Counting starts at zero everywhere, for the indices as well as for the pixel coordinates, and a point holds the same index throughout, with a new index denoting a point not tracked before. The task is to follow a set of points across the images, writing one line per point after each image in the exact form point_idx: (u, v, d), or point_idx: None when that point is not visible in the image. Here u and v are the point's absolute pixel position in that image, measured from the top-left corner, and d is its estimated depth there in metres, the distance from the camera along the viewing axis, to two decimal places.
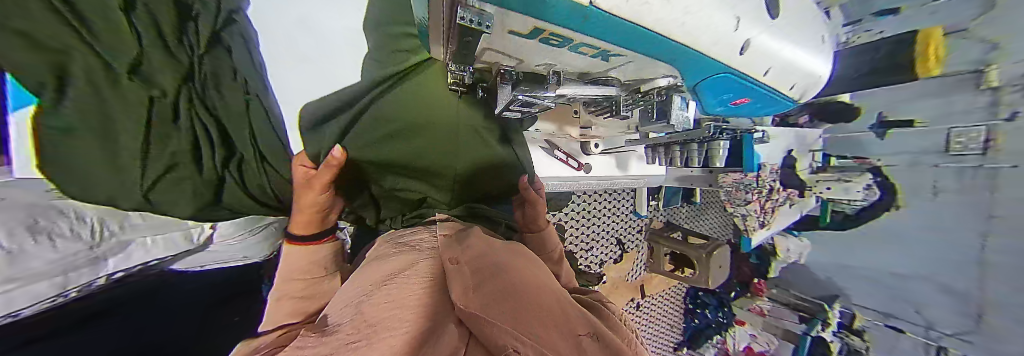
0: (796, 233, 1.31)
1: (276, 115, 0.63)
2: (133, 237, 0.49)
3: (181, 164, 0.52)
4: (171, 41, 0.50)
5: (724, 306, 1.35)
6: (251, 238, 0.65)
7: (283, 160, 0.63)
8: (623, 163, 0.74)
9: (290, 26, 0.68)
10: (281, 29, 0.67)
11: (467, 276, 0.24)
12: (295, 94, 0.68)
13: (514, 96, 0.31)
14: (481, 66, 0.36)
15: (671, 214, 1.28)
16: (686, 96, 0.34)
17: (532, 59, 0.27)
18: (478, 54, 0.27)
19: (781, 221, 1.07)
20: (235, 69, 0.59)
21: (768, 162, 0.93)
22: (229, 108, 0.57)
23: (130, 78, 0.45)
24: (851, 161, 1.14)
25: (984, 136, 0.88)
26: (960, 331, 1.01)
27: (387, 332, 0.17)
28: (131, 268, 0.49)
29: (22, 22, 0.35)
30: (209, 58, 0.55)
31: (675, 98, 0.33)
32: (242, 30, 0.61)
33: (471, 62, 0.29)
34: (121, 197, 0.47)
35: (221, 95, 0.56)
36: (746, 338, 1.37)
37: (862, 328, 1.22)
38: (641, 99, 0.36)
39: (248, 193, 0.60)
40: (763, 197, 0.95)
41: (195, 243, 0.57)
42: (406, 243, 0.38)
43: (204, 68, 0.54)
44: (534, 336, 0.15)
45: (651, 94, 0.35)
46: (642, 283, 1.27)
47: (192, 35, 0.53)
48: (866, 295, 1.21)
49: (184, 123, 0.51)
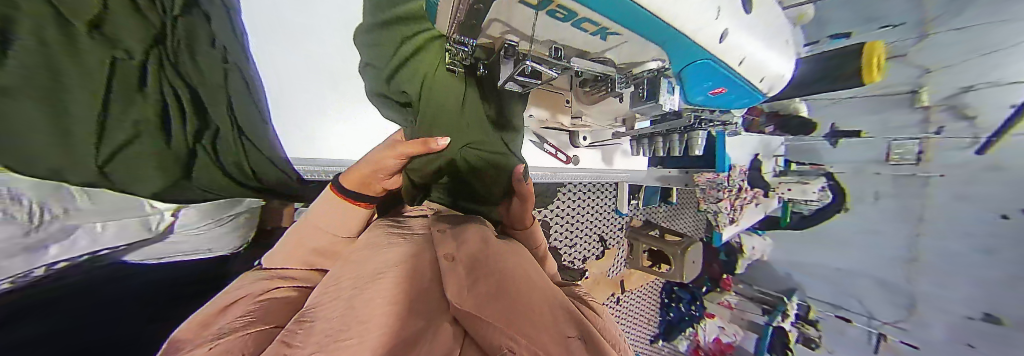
0: (762, 233, 1.45)
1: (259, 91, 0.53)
2: (78, 222, 0.35)
3: (145, 135, 0.39)
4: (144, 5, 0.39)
5: (696, 300, 1.44)
6: (220, 229, 0.51)
7: (263, 135, 0.53)
8: (609, 156, 0.77)
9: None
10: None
11: (461, 274, 0.23)
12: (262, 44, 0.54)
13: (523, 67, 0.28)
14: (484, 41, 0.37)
15: (650, 213, 1.36)
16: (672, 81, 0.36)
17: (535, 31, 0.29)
18: (483, 26, 0.30)
19: (747, 218, 1.15)
20: (213, 36, 0.48)
21: (738, 164, 1.01)
22: (208, 77, 0.47)
23: (90, 35, 0.33)
24: (807, 167, 1.25)
25: (918, 149, 1.02)
26: (897, 319, 1.14)
27: (378, 328, 0.16)
28: (76, 258, 0.37)
29: None
30: (185, 23, 0.44)
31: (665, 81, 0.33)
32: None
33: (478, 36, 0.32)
34: (70, 171, 0.33)
35: (193, 62, 0.45)
36: (716, 330, 1.45)
37: (816, 318, 1.35)
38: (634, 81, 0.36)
39: (221, 167, 0.48)
40: (734, 196, 1.03)
41: (153, 231, 0.43)
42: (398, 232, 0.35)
43: (178, 32, 0.43)
44: (528, 341, 0.16)
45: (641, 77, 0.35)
46: (622, 279, 1.33)
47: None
48: (818, 287, 1.34)
49: (152, 91, 0.39)
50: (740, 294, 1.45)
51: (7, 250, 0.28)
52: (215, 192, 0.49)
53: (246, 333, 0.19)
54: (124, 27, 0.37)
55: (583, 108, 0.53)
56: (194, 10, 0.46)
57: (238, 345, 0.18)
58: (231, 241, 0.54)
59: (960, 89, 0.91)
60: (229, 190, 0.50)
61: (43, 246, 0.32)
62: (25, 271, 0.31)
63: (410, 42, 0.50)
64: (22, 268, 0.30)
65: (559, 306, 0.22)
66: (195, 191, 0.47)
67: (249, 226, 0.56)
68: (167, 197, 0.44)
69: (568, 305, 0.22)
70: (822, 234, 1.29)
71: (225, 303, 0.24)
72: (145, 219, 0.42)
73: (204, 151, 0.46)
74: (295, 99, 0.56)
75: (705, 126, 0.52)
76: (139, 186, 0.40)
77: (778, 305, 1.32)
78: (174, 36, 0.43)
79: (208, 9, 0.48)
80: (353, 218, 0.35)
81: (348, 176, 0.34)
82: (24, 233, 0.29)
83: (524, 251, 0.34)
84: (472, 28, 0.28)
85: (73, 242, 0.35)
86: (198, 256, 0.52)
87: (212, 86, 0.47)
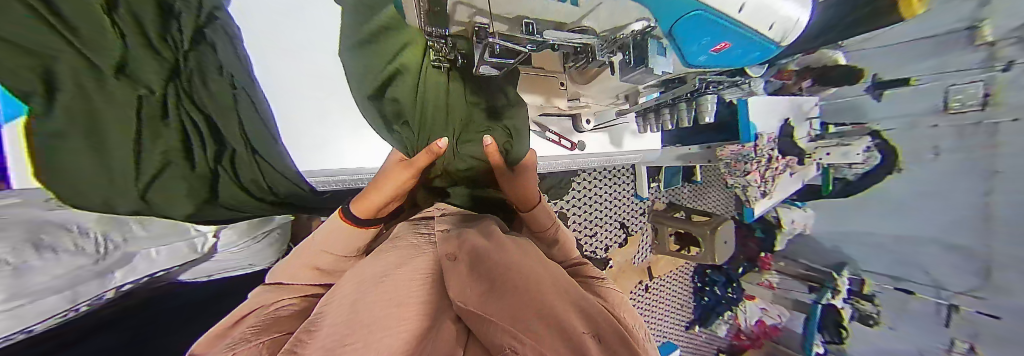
0: (801, 204, 1.30)
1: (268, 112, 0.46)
2: (136, 248, 0.41)
3: (174, 164, 0.37)
4: (156, 37, 0.34)
5: (732, 281, 1.35)
6: (257, 245, 0.60)
7: (278, 152, 0.47)
8: (617, 138, 0.74)
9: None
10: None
11: (464, 274, 0.23)
12: (280, 62, 0.49)
13: (489, 45, 0.31)
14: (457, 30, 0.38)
15: (673, 196, 1.30)
16: (663, 43, 0.33)
17: (503, 8, 0.29)
18: (450, 13, 0.32)
19: (783, 189, 1.07)
20: (222, 66, 0.42)
21: (765, 133, 0.92)
22: (218, 101, 0.41)
23: (116, 76, 0.30)
24: (849, 127, 1.11)
25: (981, 92, 0.88)
26: (971, 288, 0.98)
27: (382, 333, 0.16)
28: (139, 279, 0.43)
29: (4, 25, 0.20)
30: (195, 55, 0.39)
31: (650, 42, 0.31)
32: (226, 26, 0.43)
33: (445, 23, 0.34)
34: (119, 198, 0.32)
35: (207, 87, 0.40)
36: (758, 312, 1.37)
37: (872, 293, 1.20)
38: (614, 45, 0.35)
39: (242, 184, 0.46)
40: (762, 166, 0.96)
41: (201, 252, 0.51)
42: (400, 235, 0.36)
43: (187, 58, 0.38)
44: (533, 341, 0.16)
45: (623, 40, 0.34)
46: (649, 265, 1.28)
47: (176, 33, 0.37)
48: (872, 259, 1.19)
49: (172, 120, 0.36)
50: (781, 274, 1.31)
51: (80, 276, 0.33)
52: (238, 208, 0.47)
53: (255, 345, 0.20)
54: (140, 60, 0.32)
55: (579, 88, 0.51)
56: (200, 43, 0.40)
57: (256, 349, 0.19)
58: (269, 255, 0.65)
59: None
60: (247, 205, 0.48)
61: (110, 271, 0.38)
62: (98, 294, 0.37)
63: (401, 50, 0.54)
64: (98, 290, 0.36)
65: (570, 300, 0.21)
66: (223, 208, 0.45)
67: (281, 242, 0.67)
68: (202, 217, 0.44)
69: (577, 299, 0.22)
70: (877, 198, 1.14)
71: (234, 333, 0.24)
72: (191, 242, 0.49)
73: (224, 175, 0.43)
74: (300, 105, 0.51)
75: (715, 89, 0.49)
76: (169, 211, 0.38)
77: (828, 282, 1.18)
78: (186, 67, 0.38)
79: (213, 39, 0.41)
80: (354, 241, 0.34)
81: (360, 205, 0.34)
82: (92, 262, 0.35)
83: (533, 246, 0.33)
84: (441, 15, 0.32)
85: (136, 266, 0.41)
86: (238, 271, 0.63)
87: (227, 109, 0.42)
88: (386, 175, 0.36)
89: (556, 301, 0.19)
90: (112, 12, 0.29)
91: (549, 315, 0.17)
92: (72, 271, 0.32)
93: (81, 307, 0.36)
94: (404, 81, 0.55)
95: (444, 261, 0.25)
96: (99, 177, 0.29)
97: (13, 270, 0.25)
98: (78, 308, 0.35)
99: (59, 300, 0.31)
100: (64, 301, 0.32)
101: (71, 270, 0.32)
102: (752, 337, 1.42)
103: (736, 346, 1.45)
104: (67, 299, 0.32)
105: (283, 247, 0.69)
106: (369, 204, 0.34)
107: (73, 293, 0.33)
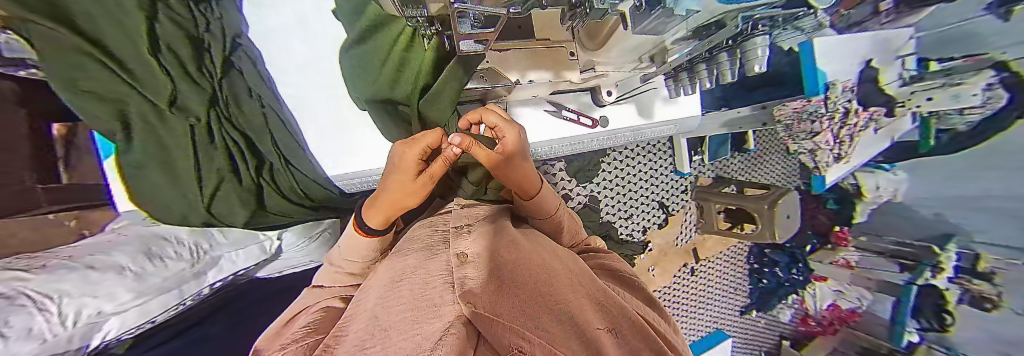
0: (889, 166, 1.01)
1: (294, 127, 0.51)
2: (221, 253, 0.54)
3: (225, 179, 0.48)
4: (197, 73, 0.44)
5: (798, 262, 1.17)
6: (311, 244, 0.68)
7: (306, 160, 0.53)
8: (647, 109, 0.66)
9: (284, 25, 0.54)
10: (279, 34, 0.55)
11: (475, 270, 0.19)
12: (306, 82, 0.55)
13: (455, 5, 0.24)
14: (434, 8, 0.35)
15: (719, 167, 1.16)
16: None
17: None
18: None
19: (862, 152, 0.91)
20: (249, 87, 0.49)
21: (839, 81, 0.76)
22: (252, 121, 0.49)
23: (171, 109, 0.42)
24: (959, 62, 0.79)
25: None
26: None
27: (399, 336, 0.12)
28: (226, 277, 0.55)
29: (88, 82, 0.36)
30: (229, 82, 0.47)
31: None
32: (249, 53, 0.51)
33: None
34: (193, 214, 0.48)
35: (242, 112, 0.48)
36: (830, 295, 1.16)
37: (990, 270, 0.85)
38: None
39: (286, 196, 0.56)
40: (836, 123, 0.82)
41: (268, 253, 0.61)
42: (415, 234, 0.36)
43: (224, 86, 0.47)
44: (546, 336, 0.13)
45: None
46: (694, 246, 1.18)
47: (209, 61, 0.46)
48: (992, 226, 0.84)
49: (218, 141, 0.47)
50: (861, 251, 1.07)
51: (184, 276, 0.47)
52: (285, 214, 0.57)
53: (304, 342, 0.22)
54: (188, 94, 0.43)
55: (592, 56, 0.44)
56: (231, 72, 0.48)
57: (303, 349, 0.20)
58: (324, 252, 0.74)
59: None
60: (294, 212, 0.58)
61: (205, 271, 0.51)
62: (197, 290, 0.51)
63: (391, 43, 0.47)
64: (196, 288, 0.50)
65: (583, 298, 0.21)
66: (271, 216, 0.56)
67: (331, 241, 0.73)
68: (259, 224, 0.55)
69: (591, 293, 0.23)
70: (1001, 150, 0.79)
71: (292, 327, 0.27)
72: (262, 245, 0.59)
73: (267, 186, 0.53)
74: (317, 120, 0.56)
75: (767, 26, 0.37)
76: (230, 219, 0.51)
77: (925, 258, 0.94)
78: (223, 95, 0.47)
79: (242, 67, 0.49)
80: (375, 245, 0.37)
81: (374, 218, 0.34)
82: (191, 265, 0.48)
83: (547, 241, 0.34)
84: None
85: (220, 267, 0.53)
86: (301, 267, 0.73)
87: (257, 128, 0.49)
88: (399, 156, 0.29)
89: (570, 295, 0.20)
90: (157, 56, 0.40)
91: (567, 314, 0.17)
92: (178, 272, 0.46)
93: (188, 302, 0.50)
94: (400, 82, 0.48)
95: (453, 259, 0.23)
96: (164, 187, 0.45)
97: (134, 275, 0.40)
98: (185, 302, 0.50)
99: (171, 297, 0.46)
100: (173, 298, 0.46)
101: (177, 272, 0.46)
102: (822, 323, 1.21)
103: (802, 332, 1.27)
104: (176, 296, 0.46)
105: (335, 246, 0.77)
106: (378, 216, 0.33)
107: (180, 291, 0.47)
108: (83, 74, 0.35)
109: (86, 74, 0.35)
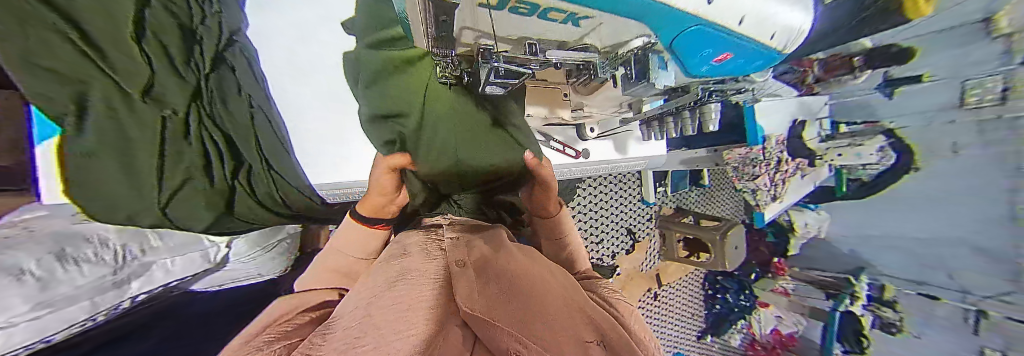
0: (813, 206, 1.20)
1: (281, 129, 0.57)
2: (155, 259, 0.47)
3: (194, 178, 0.48)
4: (181, 65, 0.48)
5: (745, 289, 1.29)
6: (264, 256, 0.63)
7: (287, 160, 0.56)
8: (622, 145, 0.73)
9: (290, 37, 0.62)
10: (281, 43, 0.61)
11: (472, 280, 0.24)
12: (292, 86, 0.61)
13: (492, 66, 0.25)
14: (464, 52, 0.32)
15: (680, 199, 1.28)
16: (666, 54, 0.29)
17: (504, 30, 0.22)
18: (455, 37, 0.23)
19: (794, 192, 1.07)
20: (238, 85, 0.55)
21: (774, 134, 0.92)
22: (237, 120, 0.53)
23: (143, 99, 0.44)
24: (861, 127, 1.00)
25: (1002, 86, 0.71)
26: (1000, 293, 0.83)
27: (390, 339, 0.15)
28: (155, 289, 0.48)
29: (50, 60, 0.36)
30: (214, 79, 0.52)
31: (652, 58, 0.28)
32: (242, 50, 0.57)
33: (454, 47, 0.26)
34: (141, 215, 0.45)
35: (228, 109, 0.53)
36: (772, 321, 1.29)
37: (892, 299, 1.07)
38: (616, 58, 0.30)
39: (259, 201, 0.56)
40: (772, 169, 0.97)
41: (212, 262, 0.55)
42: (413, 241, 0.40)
43: (210, 84, 0.51)
44: (539, 344, 0.15)
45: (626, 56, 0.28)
46: (658, 272, 1.26)
47: (198, 58, 0.51)
48: (887, 259, 1.06)
49: (194, 139, 0.49)
50: (795, 279, 1.23)
51: (103, 285, 0.40)
52: (250, 219, 0.56)
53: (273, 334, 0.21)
54: (169, 88, 0.46)
55: (583, 99, 0.50)
56: (221, 69, 0.53)
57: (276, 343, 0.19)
58: (276, 266, 0.67)
59: None
60: (262, 217, 0.57)
61: (127, 281, 0.44)
62: (115, 303, 0.42)
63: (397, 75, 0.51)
64: (116, 299, 0.42)
65: (576, 312, 0.22)
66: (242, 221, 0.56)
67: (289, 251, 0.69)
68: (221, 230, 0.54)
69: (581, 306, 0.24)
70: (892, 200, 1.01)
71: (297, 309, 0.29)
72: (206, 252, 0.54)
73: (241, 188, 0.54)
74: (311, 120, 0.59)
75: (717, 97, 0.49)
76: (192, 222, 0.49)
77: (845, 288, 1.11)
78: (209, 88, 0.51)
79: (231, 63, 0.55)
80: (369, 242, 0.42)
81: (364, 207, 0.43)
82: (113, 271, 0.42)
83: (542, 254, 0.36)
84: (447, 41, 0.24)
85: (151, 276, 0.47)
86: (246, 281, 0.65)
87: (241, 126, 0.53)
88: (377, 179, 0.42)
89: (560, 307, 0.22)
90: (142, 45, 0.44)
91: (558, 324, 0.19)
92: (97, 279, 0.39)
93: (100, 317, 0.41)
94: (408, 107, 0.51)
95: (451, 268, 0.27)
96: (117, 176, 0.42)
97: (40, 283, 0.33)
98: (98, 317, 0.40)
99: (79, 310, 0.37)
100: (82, 311, 0.37)
101: (97, 278, 0.39)
102: (767, 347, 1.31)
103: None
104: (86, 309, 0.38)
105: (291, 256, 0.71)
106: (368, 204, 0.43)
107: (92, 303, 0.39)
108: (46, 51, 0.36)
109: (51, 51, 0.36)
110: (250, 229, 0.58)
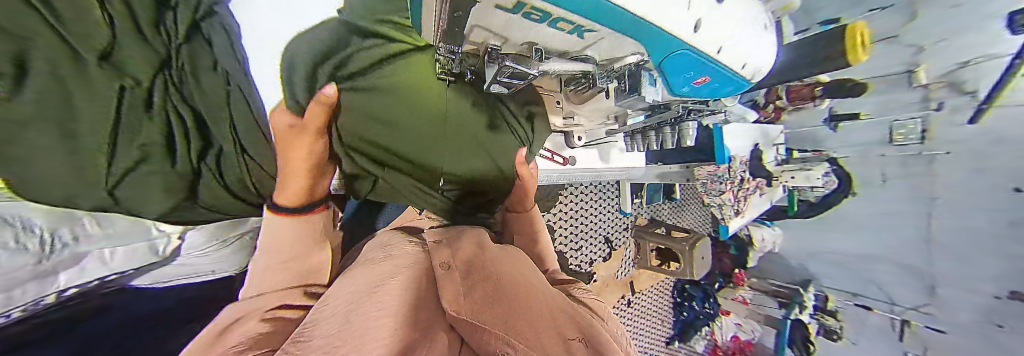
0: (768, 222, 1.38)
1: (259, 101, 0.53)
2: (89, 249, 0.41)
3: (153, 157, 0.43)
4: (151, 33, 0.44)
5: (709, 297, 1.41)
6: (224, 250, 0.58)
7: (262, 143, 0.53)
8: (606, 155, 0.77)
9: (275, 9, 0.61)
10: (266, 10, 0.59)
11: (458, 283, 0.24)
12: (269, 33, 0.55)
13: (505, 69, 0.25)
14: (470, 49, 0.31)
15: (654, 211, 1.35)
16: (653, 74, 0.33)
17: (518, 35, 0.23)
18: (465, 34, 0.23)
19: (753, 210, 1.15)
20: (214, 61, 0.50)
21: (739, 155, 1.01)
22: (208, 97, 0.49)
23: (99, 65, 0.37)
24: (810, 154, 1.21)
25: (920, 127, 0.98)
26: (919, 304, 1.08)
27: (369, 343, 0.16)
28: (88, 283, 0.42)
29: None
30: (189, 48, 0.48)
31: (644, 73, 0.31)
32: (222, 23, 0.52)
33: (460, 43, 0.25)
34: (82, 195, 0.38)
35: (200, 82, 0.48)
36: (732, 327, 1.41)
37: (835, 308, 1.28)
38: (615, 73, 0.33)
39: (225, 185, 0.52)
40: (735, 187, 1.04)
41: (161, 255, 0.49)
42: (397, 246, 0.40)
43: (182, 58, 0.47)
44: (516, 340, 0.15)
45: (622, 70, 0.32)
46: (632, 280, 1.31)
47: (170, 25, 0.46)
48: (835, 277, 1.27)
49: (157, 113, 0.43)
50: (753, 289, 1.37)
51: (19, 276, 0.32)
52: (218, 207, 0.53)
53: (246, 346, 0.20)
54: (130, 58, 0.41)
55: (574, 107, 0.53)
56: (195, 39, 0.49)
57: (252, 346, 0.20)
58: (238, 261, 0.61)
59: (956, 65, 0.87)
60: (233, 207, 0.54)
61: (53, 272, 0.37)
62: (35, 299, 0.36)
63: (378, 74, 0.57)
64: (35, 295, 0.35)
65: (558, 310, 0.23)
66: (201, 211, 0.51)
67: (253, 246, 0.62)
68: (177, 218, 0.50)
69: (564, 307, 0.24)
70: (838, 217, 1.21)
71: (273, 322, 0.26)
72: (152, 243, 0.48)
73: (207, 173, 0.49)
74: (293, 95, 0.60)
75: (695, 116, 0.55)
76: (144, 204, 0.44)
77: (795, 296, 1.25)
78: (179, 62, 0.46)
79: (209, 35, 0.50)
80: (306, 236, 0.41)
81: (285, 196, 0.42)
82: (37, 260, 0.34)
83: (521, 254, 0.37)
84: (457, 36, 0.23)
85: (84, 268, 0.41)
86: (201, 278, 0.57)
87: (212, 103, 0.49)
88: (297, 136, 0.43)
89: (540, 305, 0.22)
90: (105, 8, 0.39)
91: (535, 318, 0.19)
92: (13, 270, 0.31)
93: (15, 313, 0.34)
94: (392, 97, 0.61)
95: (439, 270, 0.28)
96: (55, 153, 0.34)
97: None
98: (9, 314, 0.34)
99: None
100: None
101: (14, 269, 0.31)
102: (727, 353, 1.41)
103: None
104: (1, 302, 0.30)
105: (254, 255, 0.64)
106: (288, 193, 0.42)
107: (8, 297, 0.32)
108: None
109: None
110: (210, 221, 0.53)
